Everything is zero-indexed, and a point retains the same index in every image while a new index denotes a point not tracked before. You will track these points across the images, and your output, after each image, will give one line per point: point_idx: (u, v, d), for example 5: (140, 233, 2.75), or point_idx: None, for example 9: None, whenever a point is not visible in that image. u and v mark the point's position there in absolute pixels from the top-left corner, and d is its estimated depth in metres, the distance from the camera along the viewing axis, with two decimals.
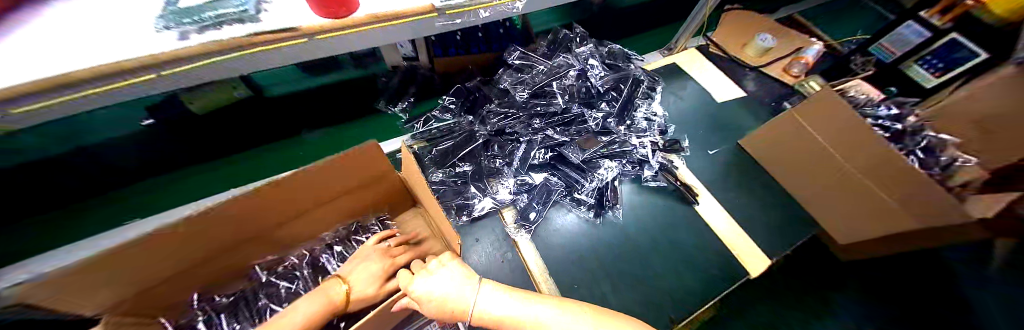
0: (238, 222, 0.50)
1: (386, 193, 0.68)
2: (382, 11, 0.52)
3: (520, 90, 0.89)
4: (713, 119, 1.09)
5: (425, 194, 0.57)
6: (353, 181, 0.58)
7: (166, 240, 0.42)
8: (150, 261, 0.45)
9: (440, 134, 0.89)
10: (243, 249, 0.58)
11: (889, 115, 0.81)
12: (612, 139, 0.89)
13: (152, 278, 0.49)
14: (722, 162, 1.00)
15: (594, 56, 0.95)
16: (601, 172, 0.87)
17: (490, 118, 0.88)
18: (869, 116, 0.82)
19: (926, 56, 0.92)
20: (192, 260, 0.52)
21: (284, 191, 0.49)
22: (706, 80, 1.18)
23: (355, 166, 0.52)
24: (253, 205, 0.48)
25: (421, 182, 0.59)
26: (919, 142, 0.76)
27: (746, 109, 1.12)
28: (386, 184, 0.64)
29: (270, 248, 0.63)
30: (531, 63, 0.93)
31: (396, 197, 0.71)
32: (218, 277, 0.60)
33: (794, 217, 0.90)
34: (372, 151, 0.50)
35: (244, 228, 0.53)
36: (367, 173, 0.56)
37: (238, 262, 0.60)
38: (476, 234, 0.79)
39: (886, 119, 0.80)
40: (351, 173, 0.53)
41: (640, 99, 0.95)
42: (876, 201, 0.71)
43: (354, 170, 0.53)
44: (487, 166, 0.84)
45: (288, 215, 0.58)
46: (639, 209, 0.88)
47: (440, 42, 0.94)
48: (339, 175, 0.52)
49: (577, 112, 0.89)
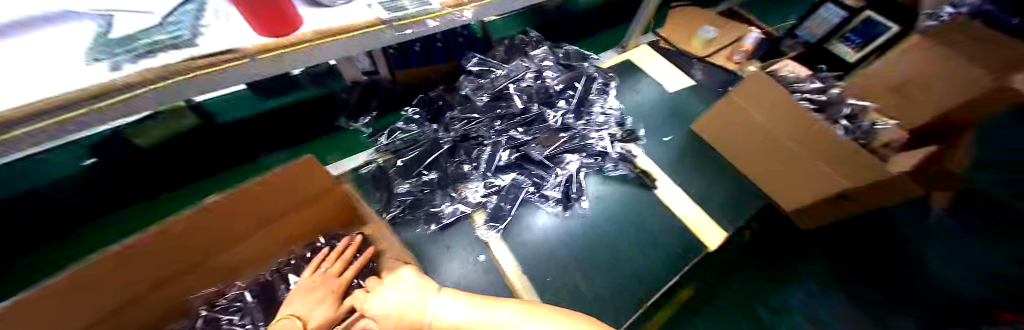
0: (170, 254, 0.48)
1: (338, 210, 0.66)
2: (325, 27, 0.54)
3: (480, 95, 0.92)
4: (668, 109, 1.16)
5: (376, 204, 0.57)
6: (297, 199, 0.56)
7: (86, 282, 0.40)
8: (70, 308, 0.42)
9: (404, 146, 0.90)
10: (180, 284, 0.55)
11: (815, 89, 0.89)
12: (572, 134, 0.93)
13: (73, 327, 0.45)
14: (677, 147, 1.06)
15: (549, 57, 1.00)
16: (563, 167, 0.90)
17: (453, 124, 0.90)
18: (796, 91, 0.90)
19: (847, 34, 1.03)
20: (121, 302, 0.49)
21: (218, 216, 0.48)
22: (657, 73, 1.26)
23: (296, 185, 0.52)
24: (186, 234, 0.46)
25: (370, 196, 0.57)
26: (840, 111, 0.84)
27: (696, 96, 1.20)
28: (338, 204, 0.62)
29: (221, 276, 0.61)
30: (489, 69, 0.96)
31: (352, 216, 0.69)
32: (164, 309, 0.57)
33: (744, 192, 0.97)
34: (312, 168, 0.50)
35: (178, 261, 0.50)
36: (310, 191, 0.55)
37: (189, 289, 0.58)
38: (448, 241, 0.80)
39: (812, 93, 0.88)
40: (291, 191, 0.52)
41: (594, 95, 1.01)
42: (816, 169, 0.78)
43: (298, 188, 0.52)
44: (453, 172, 0.84)
45: (228, 241, 0.55)
46: (605, 200, 0.91)
47: (398, 54, 0.94)
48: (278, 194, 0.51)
49: (537, 111, 0.92)
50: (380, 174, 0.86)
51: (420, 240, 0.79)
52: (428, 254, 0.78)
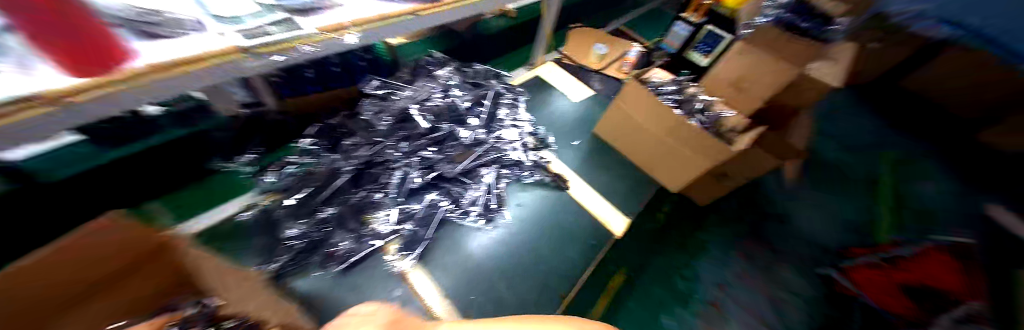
0: None
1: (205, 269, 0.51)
2: (163, 59, 0.41)
3: (383, 118, 0.89)
4: (573, 116, 1.29)
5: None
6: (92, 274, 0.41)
7: None
8: None
9: (302, 182, 0.82)
10: None
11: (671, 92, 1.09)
12: (485, 148, 0.95)
13: None
14: (585, 150, 1.18)
15: (454, 77, 1.02)
16: (480, 180, 0.92)
17: (356, 151, 0.85)
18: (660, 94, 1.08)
19: (699, 44, 1.26)
20: None
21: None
22: (562, 86, 1.39)
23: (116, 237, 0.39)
24: None
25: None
26: (693, 106, 1.04)
27: (596, 104, 1.35)
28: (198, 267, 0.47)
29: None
30: (394, 91, 0.94)
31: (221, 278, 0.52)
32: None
33: (643, 182, 1.12)
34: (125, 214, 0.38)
35: None
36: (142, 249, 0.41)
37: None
38: (353, 279, 0.76)
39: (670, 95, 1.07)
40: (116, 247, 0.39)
41: (504, 108, 1.06)
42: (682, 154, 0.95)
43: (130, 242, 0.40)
44: (357, 202, 0.79)
45: None
46: (523, 207, 0.95)
47: (288, 81, 0.88)
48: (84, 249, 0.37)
49: (447, 129, 0.92)
50: (268, 217, 0.77)
51: (317, 284, 0.73)
52: (328, 298, 0.72)
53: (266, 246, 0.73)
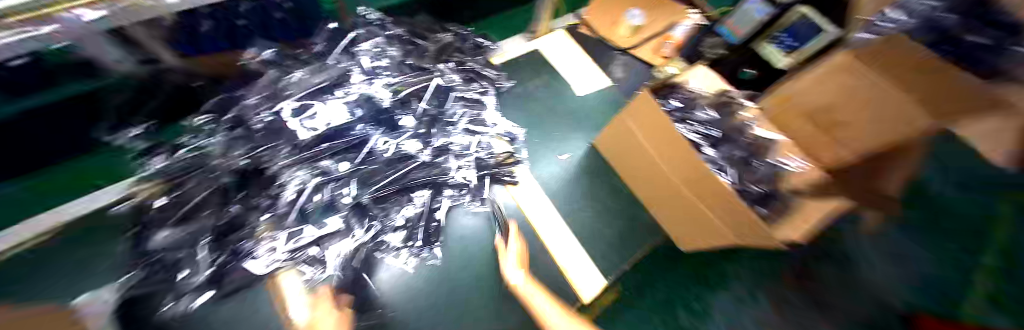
0: None
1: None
2: None
3: (265, 110, 0.64)
4: (573, 118, 0.95)
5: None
6: None
7: None
8: None
9: (167, 173, 0.63)
10: None
11: (706, 119, 0.70)
12: (416, 164, 0.69)
13: None
14: (574, 168, 0.87)
15: (386, 53, 0.73)
16: (406, 207, 0.69)
17: (233, 149, 0.63)
18: (689, 118, 0.70)
19: (779, 34, 0.85)
20: None
21: None
22: (568, 69, 1.03)
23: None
24: None
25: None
26: (733, 150, 0.67)
27: (609, 103, 1.00)
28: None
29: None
30: (291, 68, 0.69)
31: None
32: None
33: (642, 227, 0.82)
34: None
35: None
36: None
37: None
38: (228, 312, 0.62)
39: (702, 124, 0.69)
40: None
41: (461, 105, 0.77)
42: (705, 218, 0.63)
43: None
44: (230, 217, 0.60)
45: None
46: (460, 241, 0.77)
47: (187, 27, 0.54)
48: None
49: (360, 134, 0.66)
50: (130, 217, 0.63)
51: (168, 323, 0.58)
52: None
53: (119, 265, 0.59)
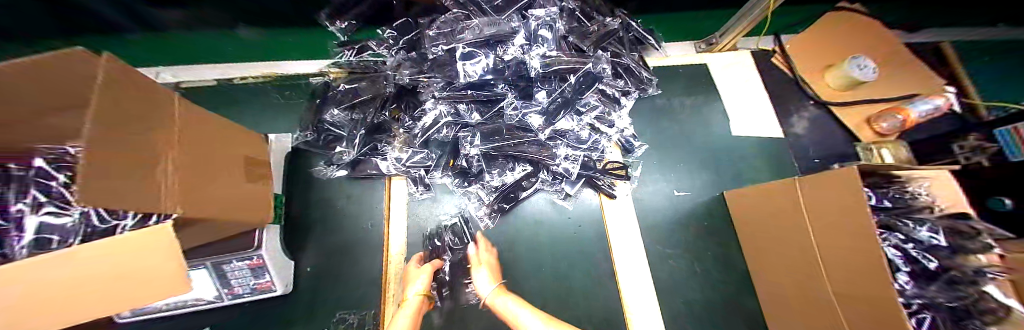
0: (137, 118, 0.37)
1: (204, 122, 0.49)
2: None
3: (437, 44, 0.70)
4: (713, 156, 0.81)
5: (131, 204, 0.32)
6: (227, 154, 0.52)
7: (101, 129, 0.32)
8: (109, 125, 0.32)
9: (356, 68, 0.82)
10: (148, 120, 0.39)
11: (931, 242, 0.50)
12: (531, 139, 0.71)
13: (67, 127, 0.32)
14: (687, 211, 0.76)
15: (553, 24, 0.70)
16: (505, 172, 0.74)
17: (402, 68, 0.74)
18: (900, 227, 0.52)
19: None
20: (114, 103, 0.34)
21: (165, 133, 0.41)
22: (734, 99, 0.86)
23: (123, 128, 0.35)
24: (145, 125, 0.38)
25: (115, 183, 0.31)
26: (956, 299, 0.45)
27: (769, 158, 0.81)
28: (171, 133, 0.42)
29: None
30: (469, 16, 0.73)
31: (220, 141, 0.51)
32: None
33: (741, 310, 0.69)
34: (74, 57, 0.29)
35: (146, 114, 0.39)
36: (146, 157, 0.37)
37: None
38: (348, 192, 0.76)
39: (913, 240, 0.51)
40: (131, 126, 0.36)
41: (597, 100, 0.73)
42: None
43: (124, 107, 0.36)
44: (378, 121, 0.75)
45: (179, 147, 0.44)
46: (548, 227, 0.74)
47: None
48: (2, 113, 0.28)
49: (500, 92, 0.70)
50: (321, 89, 0.81)
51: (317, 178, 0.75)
52: (322, 194, 0.75)
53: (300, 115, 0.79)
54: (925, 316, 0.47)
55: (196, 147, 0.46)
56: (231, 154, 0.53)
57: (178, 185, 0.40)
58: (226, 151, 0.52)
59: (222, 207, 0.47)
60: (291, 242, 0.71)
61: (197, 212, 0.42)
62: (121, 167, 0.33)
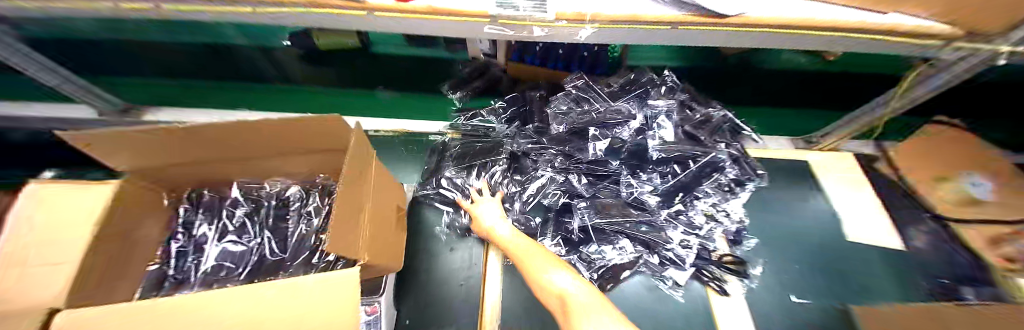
0: (355, 176, 0.43)
1: (384, 177, 0.56)
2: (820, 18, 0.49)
3: (560, 122, 0.79)
4: (826, 260, 0.77)
5: (341, 250, 0.37)
6: (390, 202, 0.58)
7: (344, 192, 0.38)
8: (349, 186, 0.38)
9: (472, 130, 0.89)
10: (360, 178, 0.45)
11: None
12: (644, 218, 0.72)
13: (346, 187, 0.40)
14: (807, 320, 0.70)
15: (670, 114, 0.76)
16: (613, 251, 0.71)
17: (519, 138, 0.82)
18: None
19: None
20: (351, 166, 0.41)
21: (365, 186, 0.45)
22: (840, 200, 0.84)
23: (353, 180, 0.41)
24: (358, 184, 0.43)
25: (339, 228, 0.37)
26: None
27: (893, 271, 0.75)
28: (370, 187, 0.48)
29: (260, 165, 0.59)
30: (589, 99, 0.80)
31: (388, 195, 0.57)
32: (222, 169, 0.58)
33: None
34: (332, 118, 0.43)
35: (362, 172, 0.46)
36: (356, 206, 0.42)
37: (239, 170, 0.59)
38: (453, 244, 0.79)
39: None
40: (355, 180, 0.42)
41: (709, 185, 0.73)
42: None
43: (359, 160, 0.44)
44: (489, 178, 0.79)
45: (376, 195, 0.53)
46: (656, 319, 0.69)
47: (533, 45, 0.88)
48: (290, 140, 0.50)
49: (615, 169, 0.75)
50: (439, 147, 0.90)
51: (437, 228, 0.81)
52: (431, 245, 0.79)
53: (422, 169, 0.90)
54: None
55: (377, 200, 0.51)
56: (390, 204, 0.57)
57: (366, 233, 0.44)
58: (389, 202, 0.57)
59: (381, 255, 0.49)
60: (397, 292, 0.73)
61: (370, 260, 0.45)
62: (344, 212, 0.38)
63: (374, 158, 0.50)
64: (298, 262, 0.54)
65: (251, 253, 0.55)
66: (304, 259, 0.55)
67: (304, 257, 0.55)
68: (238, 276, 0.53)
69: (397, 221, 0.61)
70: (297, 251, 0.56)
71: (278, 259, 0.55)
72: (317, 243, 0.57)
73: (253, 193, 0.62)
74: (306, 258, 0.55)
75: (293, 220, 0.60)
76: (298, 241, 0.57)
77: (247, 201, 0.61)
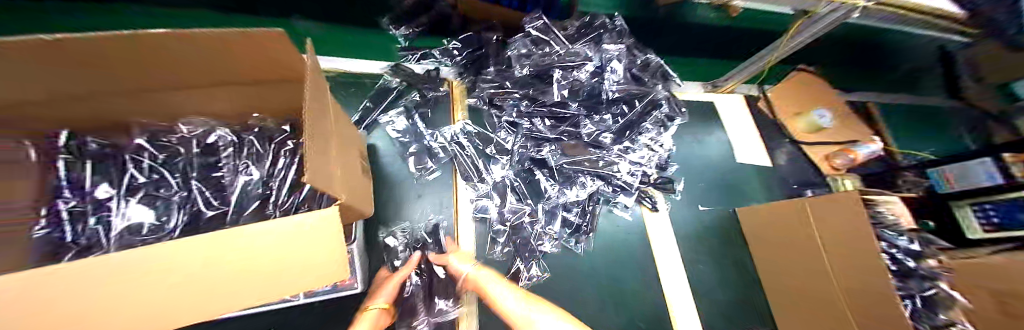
0: (319, 114, 0.38)
1: (341, 115, 0.50)
2: None
3: (523, 64, 0.78)
4: (723, 178, 1.00)
5: (321, 183, 0.34)
6: (353, 145, 0.54)
7: (314, 127, 0.34)
8: (313, 120, 0.34)
9: (421, 77, 0.83)
10: (320, 116, 0.39)
11: (908, 249, 0.76)
12: (600, 154, 0.81)
13: (315, 127, 0.36)
14: (710, 223, 0.92)
15: (622, 58, 0.81)
16: (573, 185, 0.80)
17: (482, 82, 0.81)
18: (884, 240, 0.77)
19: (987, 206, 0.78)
20: (312, 101, 0.36)
21: (330, 126, 0.41)
22: (737, 133, 1.06)
23: (315, 109, 0.35)
24: (321, 123, 0.38)
25: (317, 168, 0.33)
26: (924, 289, 0.73)
27: (762, 182, 1.02)
28: (331, 123, 0.42)
29: (153, 106, 0.44)
30: (549, 39, 0.80)
31: (347, 134, 0.51)
32: (90, 116, 0.42)
33: (752, 301, 0.85)
34: (280, 41, 0.34)
35: (323, 112, 0.40)
36: (326, 146, 0.38)
37: (125, 115, 0.44)
38: (419, 191, 0.77)
39: (902, 252, 0.75)
40: (319, 118, 0.37)
41: (650, 123, 0.84)
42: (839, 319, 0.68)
43: (316, 92, 0.37)
44: (455, 127, 0.80)
45: (345, 136, 0.49)
46: (608, 235, 0.84)
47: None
48: (208, 68, 0.39)
49: (576, 111, 0.79)
50: (383, 90, 0.82)
51: (398, 177, 0.77)
52: (396, 195, 0.76)
53: (362, 107, 0.79)
54: (909, 302, 0.74)
55: (339, 139, 0.45)
56: (352, 147, 0.52)
57: (338, 170, 0.41)
58: (348, 142, 0.51)
59: (357, 199, 0.47)
60: (364, 244, 0.71)
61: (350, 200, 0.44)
62: (315, 147, 0.34)
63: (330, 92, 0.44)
64: (246, 213, 0.46)
65: (178, 206, 0.46)
66: (254, 209, 0.47)
67: (253, 207, 0.47)
68: (169, 231, 0.44)
69: (360, 164, 0.56)
70: (243, 203, 0.47)
71: (221, 210, 0.47)
72: (266, 191, 0.48)
73: (161, 140, 0.50)
74: (257, 208, 0.47)
75: (229, 173, 0.49)
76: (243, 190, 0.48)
77: (155, 148, 0.49)
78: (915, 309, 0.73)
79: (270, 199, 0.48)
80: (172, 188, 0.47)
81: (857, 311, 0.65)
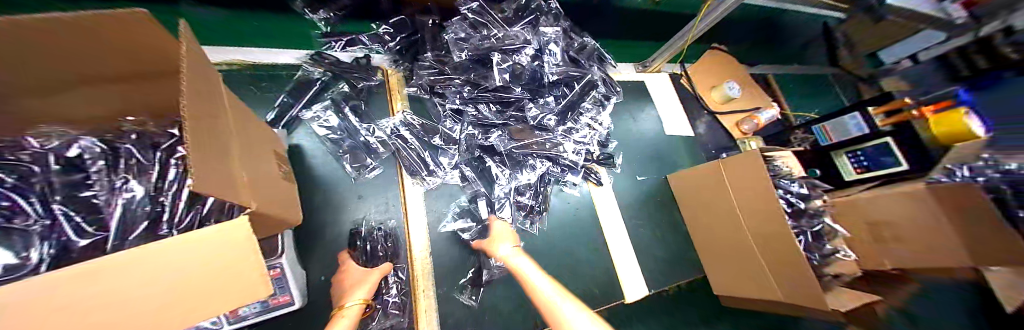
0: (209, 111, 0.33)
1: (245, 114, 0.44)
2: None
3: (460, 49, 0.76)
4: (656, 150, 1.09)
5: (217, 189, 0.30)
6: (266, 147, 0.48)
7: (202, 126, 0.30)
8: (198, 116, 0.30)
9: (348, 66, 0.77)
10: (213, 113, 0.34)
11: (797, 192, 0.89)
12: (546, 136, 0.83)
13: (207, 126, 0.31)
14: (648, 191, 1.00)
15: (558, 41, 0.84)
16: (522, 169, 0.82)
17: (419, 70, 0.78)
18: (780, 186, 0.90)
19: (857, 152, 0.97)
20: (197, 94, 0.31)
21: (226, 128, 0.36)
22: (666, 108, 1.16)
23: (200, 103, 0.31)
24: (212, 122, 0.33)
25: (209, 174, 0.29)
26: (812, 226, 0.86)
27: (689, 150, 1.14)
28: (230, 122, 0.38)
29: None
30: (486, 24, 0.79)
31: (255, 134, 0.45)
32: None
33: (687, 256, 0.96)
34: (142, 21, 0.29)
35: (217, 109, 0.35)
36: (221, 148, 0.33)
37: None
38: (361, 191, 0.73)
39: (793, 195, 0.89)
40: (208, 114, 0.32)
41: (590, 103, 0.89)
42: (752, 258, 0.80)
43: (201, 80, 0.33)
44: (393, 121, 0.76)
45: (253, 138, 0.44)
46: (560, 216, 0.87)
47: None
48: (44, 64, 0.31)
49: (518, 95, 0.80)
50: (307, 84, 0.74)
51: (335, 178, 0.72)
52: (335, 198, 0.71)
53: (281, 104, 0.72)
54: (802, 238, 0.86)
55: (243, 140, 0.40)
56: (265, 149, 0.47)
57: (242, 172, 0.36)
58: (259, 143, 0.46)
59: (275, 204, 0.43)
60: (300, 253, 0.65)
61: (263, 205, 0.39)
62: (204, 143, 0.29)
63: (225, 84, 0.39)
64: (132, 236, 0.40)
65: (40, 238, 0.37)
66: (142, 232, 0.40)
67: (140, 229, 0.40)
68: (30, 269, 0.36)
69: (280, 166, 0.51)
70: (127, 225, 0.40)
71: (99, 238, 0.39)
72: (156, 209, 0.42)
73: (6, 158, 0.40)
74: (146, 230, 0.40)
75: (110, 192, 0.42)
76: (125, 213, 0.41)
77: (2, 170, 0.40)
78: (807, 242, 0.86)
79: (162, 220, 0.41)
80: (38, 218, 0.39)
81: (766, 250, 0.76)
